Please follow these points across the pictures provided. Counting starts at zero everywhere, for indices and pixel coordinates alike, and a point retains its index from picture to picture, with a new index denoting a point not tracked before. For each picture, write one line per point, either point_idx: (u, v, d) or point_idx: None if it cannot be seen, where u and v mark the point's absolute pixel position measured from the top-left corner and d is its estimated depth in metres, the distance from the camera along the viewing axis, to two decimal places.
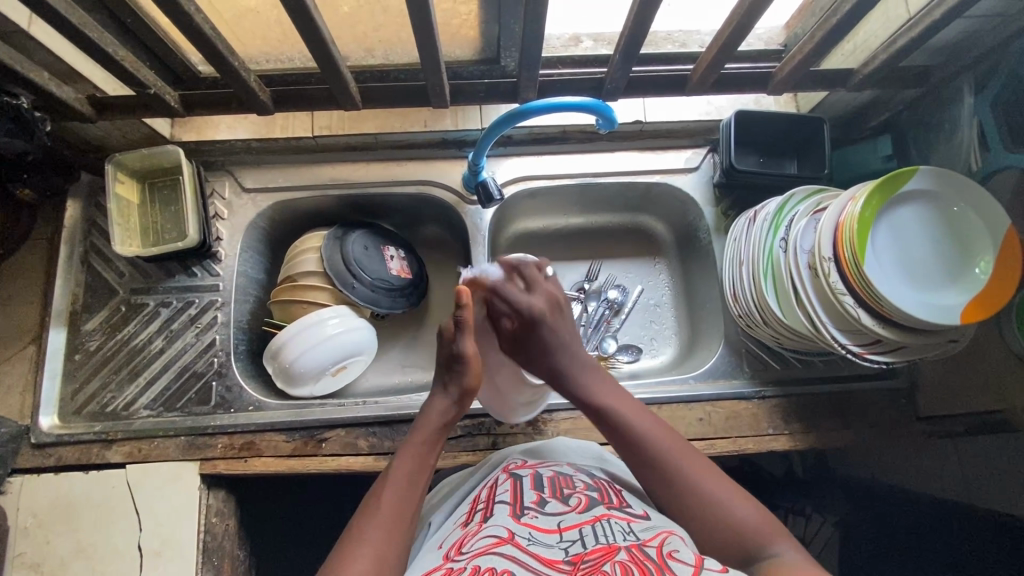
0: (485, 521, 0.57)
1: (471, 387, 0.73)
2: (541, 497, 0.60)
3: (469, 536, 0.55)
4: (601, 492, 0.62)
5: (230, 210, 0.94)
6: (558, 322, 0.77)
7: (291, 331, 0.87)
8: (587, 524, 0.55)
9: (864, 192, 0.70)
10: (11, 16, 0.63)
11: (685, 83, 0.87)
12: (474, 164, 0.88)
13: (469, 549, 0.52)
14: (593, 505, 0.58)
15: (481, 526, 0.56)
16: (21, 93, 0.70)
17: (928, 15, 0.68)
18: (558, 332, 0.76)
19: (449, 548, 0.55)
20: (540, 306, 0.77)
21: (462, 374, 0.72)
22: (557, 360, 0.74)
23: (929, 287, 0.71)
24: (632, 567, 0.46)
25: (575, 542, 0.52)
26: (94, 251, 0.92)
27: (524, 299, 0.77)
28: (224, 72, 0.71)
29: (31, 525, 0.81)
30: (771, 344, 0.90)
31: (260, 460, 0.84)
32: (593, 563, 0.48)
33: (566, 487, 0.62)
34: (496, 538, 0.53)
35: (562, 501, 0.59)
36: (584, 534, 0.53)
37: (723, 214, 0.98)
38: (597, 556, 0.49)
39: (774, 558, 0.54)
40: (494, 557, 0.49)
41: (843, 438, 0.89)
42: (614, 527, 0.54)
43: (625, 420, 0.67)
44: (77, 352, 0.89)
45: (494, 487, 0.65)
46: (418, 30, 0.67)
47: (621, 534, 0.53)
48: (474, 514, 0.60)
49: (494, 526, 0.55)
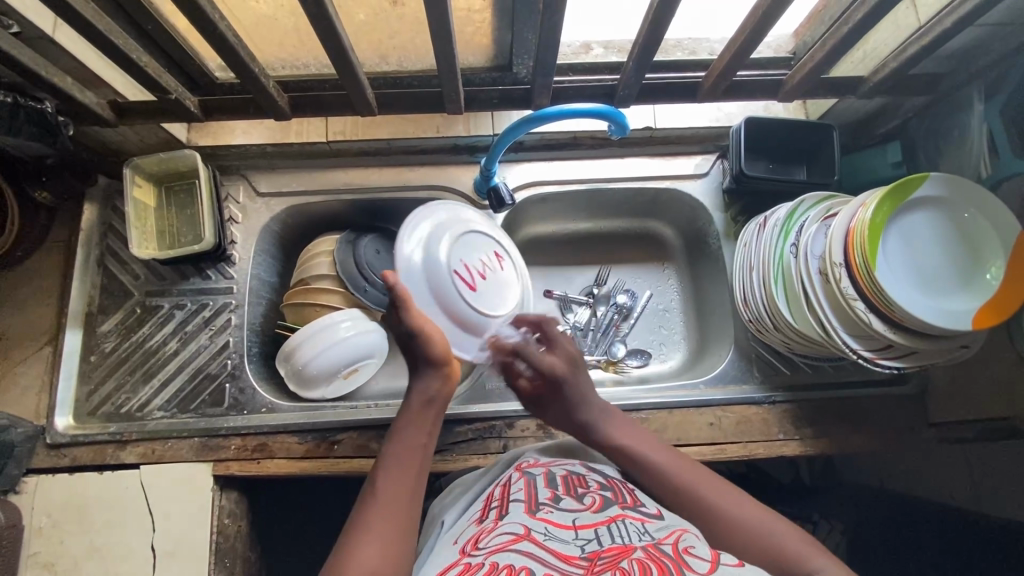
0: (500, 518, 0.57)
1: (442, 357, 0.70)
2: (554, 494, 0.61)
3: (485, 532, 0.55)
4: (615, 492, 0.62)
5: (245, 214, 0.95)
6: (579, 380, 0.75)
7: (305, 333, 0.88)
8: (603, 524, 0.55)
9: (875, 198, 0.71)
10: (38, 21, 0.64)
11: (697, 90, 0.88)
12: (487, 169, 0.90)
13: (486, 545, 0.52)
14: (608, 505, 0.59)
15: (497, 523, 0.56)
16: (45, 98, 0.71)
17: (938, 24, 0.69)
18: (581, 389, 0.75)
19: (465, 543, 0.55)
20: (562, 367, 0.76)
21: (428, 348, 0.69)
22: (579, 410, 0.73)
23: (945, 296, 0.72)
24: (649, 564, 0.47)
25: (592, 540, 0.52)
26: (111, 253, 0.93)
27: (545, 359, 0.77)
28: (245, 78, 0.72)
29: (46, 525, 0.81)
30: (781, 349, 0.91)
31: (273, 461, 0.85)
32: (609, 560, 0.48)
33: (580, 486, 0.62)
34: (512, 534, 0.53)
35: (576, 499, 0.60)
36: (599, 533, 0.53)
37: (733, 220, 0.99)
38: (614, 553, 0.49)
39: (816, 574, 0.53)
40: (512, 554, 0.49)
41: (854, 444, 0.89)
42: (629, 527, 0.54)
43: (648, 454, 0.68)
44: (93, 353, 0.90)
45: (508, 485, 0.65)
46: (436, 37, 0.68)
47: (636, 534, 0.53)
48: (489, 511, 0.61)
49: (509, 523, 0.55)
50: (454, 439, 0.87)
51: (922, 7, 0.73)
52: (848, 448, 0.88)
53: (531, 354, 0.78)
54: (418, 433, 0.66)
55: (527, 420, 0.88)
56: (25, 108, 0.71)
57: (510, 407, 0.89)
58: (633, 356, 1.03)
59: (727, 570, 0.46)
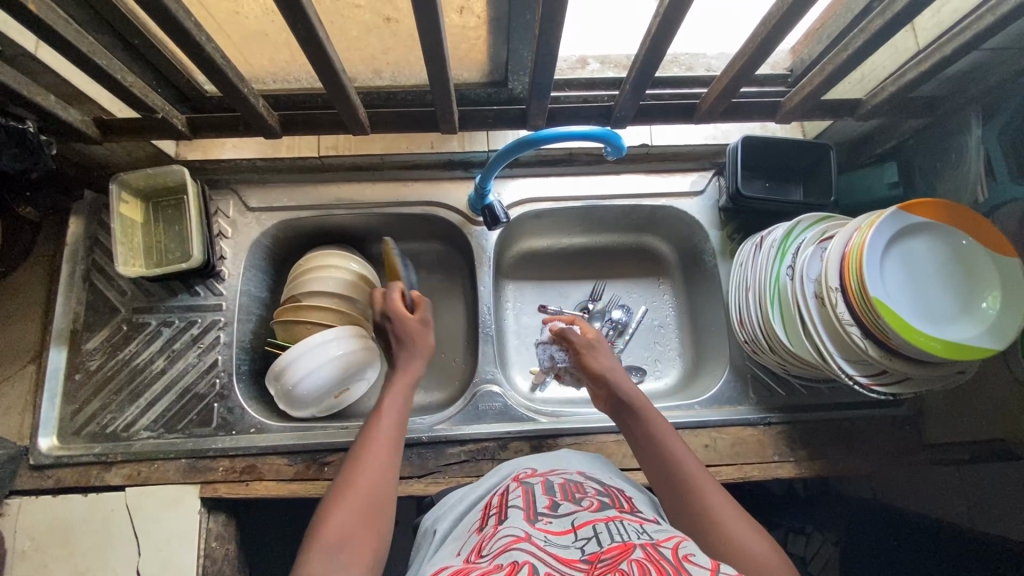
0: (500, 524, 0.56)
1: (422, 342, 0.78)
2: (553, 501, 0.60)
3: (487, 539, 0.54)
4: (612, 498, 0.62)
5: (234, 229, 0.94)
6: (601, 348, 0.83)
7: (293, 353, 0.85)
8: (601, 523, 0.54)
9: (870, 222, 0.71)
10: (19, 40, 0.62)
11: (694, 111, 0.87)
12: (481, 186, 0.88)
13: (489, 550, 0.51)
14: (606, 508, 0.58)
15: (498, 528, 0.55)
16: (26, 116, 0.69)
17: (939, 49, 0.68)
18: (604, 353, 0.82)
19: (468, 551, 0.54)
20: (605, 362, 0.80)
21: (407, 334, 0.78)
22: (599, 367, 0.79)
23: (939, 321, 0.70)
24: (648, 565, 0.45)
25: (590, 539, 0.51)
26: (97, 269, 0.91)
27: (598, 357, 0.81)
28: (232, 97, 0.71)
29: (28, 548, 0.80)
30: (776, 370, 0.90)
31: (262, 483, 0.84)
32: (609, 561, 0.46)
33: (577, 492, 0.62)
34: (513, 536, 0.52)
35: (574, 503, 0.59)
36: (598, 531, 0.52)
37: (729, 238, 0.98)
38: (614, 554, 0.47)
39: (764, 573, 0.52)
40: (515, 552, 0.49)
41: (848, 464, 0.88)
42: (628, 526, 0.54)
43: (657, 434, 0.68)
44: (77, 372, 0.88)
45: (505, 494, 0.64)
46: (430, 58, 0.67)
47: (635, 532, 0.52)
48: (489, 519, 0.59)
49: (509, 528, 0.54)
50: (446, 461, 0.86)
51: (920, 30, 0.73)
52: (844, 471, 0.88)
53: (592, 351, 0.82)
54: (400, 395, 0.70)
55: (520, 441, 0.88)
56: (5, 127, 0.68)
57: (503, 428, 0.88)
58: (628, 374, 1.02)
59: None
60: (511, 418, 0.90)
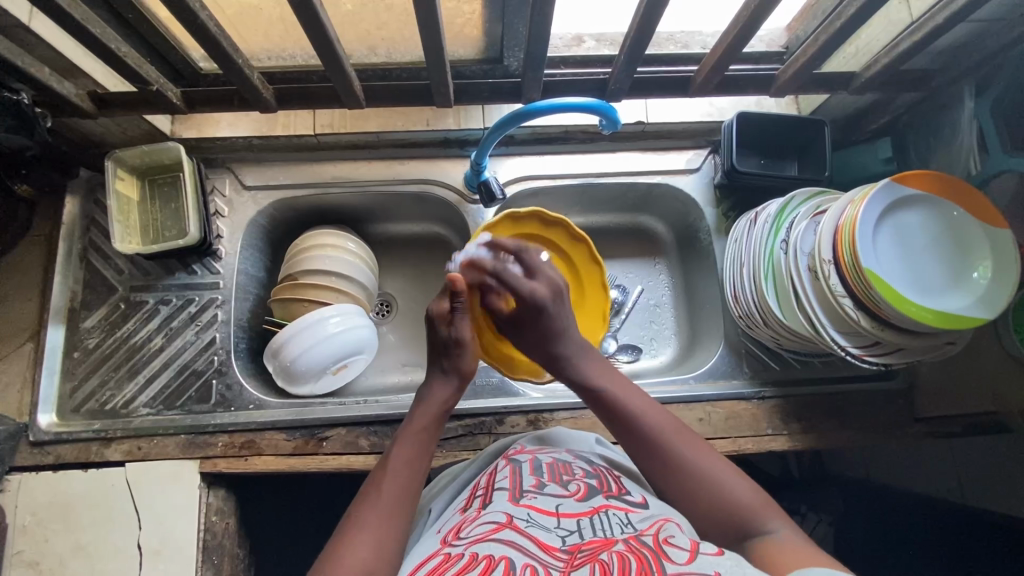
0: (484, 507, 0.57)
1: (471, 371, 0.69)
2: (540, 480, 0.60)
3: (467, 521, 0.55)
4: (601, 479, 0.62)
5: (231, 208, 0.94)
6: (560, 309, 0.67)
7: (291, 331, 0.86)
8: (586, 516, 0.54)
9: (864, 195, 0.71)
10: (13, 10, 0.62)
11: (689, 85, 0.87)
12: (477, 163, 0.88)
13: (468, 534, 0.52)
14: (593, 494, 0.58)
15: (480, 512, 0.56)
16: (21, 89, 0.70)
17: (931, 19, 0.69)
18: (560, 319, 0.67)
19: (447, 533, 0.54)
20: (541, 292, 0.66)
21: (461, 357, 0.69)
22: (561, 346, 0.67)
23: (918, 288, 0.71)
24: (629, 556, 0.45)
25: (573, 532, 0.51)
26: (94, 248, 0.92)
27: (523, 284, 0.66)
28: (228, 70, 0.71)
29: (30, 523, 0.80)
30: (770, 345, 0.91)
31: (261, 458, 0.85)
32: (590, 552, 0.47)
33: (566, 473, 0.62)
34: (494, 523, 0.52)
35: (561, 485, 0.59)
36: (581, 525, 0.53)
37: (724, 216, 0.99)
38: (595, 546, 0.49)
39: (766, 537, 0.53)
40: (492, 544, 0.48)
41: (841, 438, 0.89)
42: (612, 519, 0.53)
43: (625, 404, 0.63)
44: (76, 350, 0.89)
45: (494, 474, 0.64)
46: (425, 29, 0.66)
47: (619, 527, 0.52)
48: (474, 500, 0.60)
49: (492, 512, 0.54)
50: (443, 436, 0.86)
51: (914, 2, 0.73)
52: (836, 443, 0.89)
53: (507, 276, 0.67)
54: (430, 435, 0.65)
55: (516, 415, 0.89)
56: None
57: (500, 402, 0.89)
58: (623, 351, 1.02)
59: (706, 558, 0.45)
60: (507, 393, 0.91)
